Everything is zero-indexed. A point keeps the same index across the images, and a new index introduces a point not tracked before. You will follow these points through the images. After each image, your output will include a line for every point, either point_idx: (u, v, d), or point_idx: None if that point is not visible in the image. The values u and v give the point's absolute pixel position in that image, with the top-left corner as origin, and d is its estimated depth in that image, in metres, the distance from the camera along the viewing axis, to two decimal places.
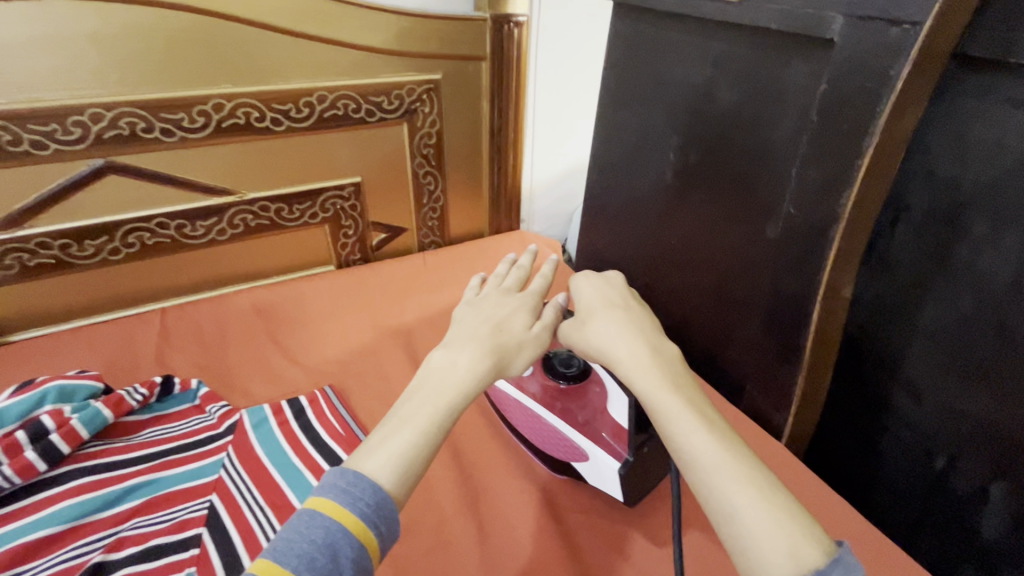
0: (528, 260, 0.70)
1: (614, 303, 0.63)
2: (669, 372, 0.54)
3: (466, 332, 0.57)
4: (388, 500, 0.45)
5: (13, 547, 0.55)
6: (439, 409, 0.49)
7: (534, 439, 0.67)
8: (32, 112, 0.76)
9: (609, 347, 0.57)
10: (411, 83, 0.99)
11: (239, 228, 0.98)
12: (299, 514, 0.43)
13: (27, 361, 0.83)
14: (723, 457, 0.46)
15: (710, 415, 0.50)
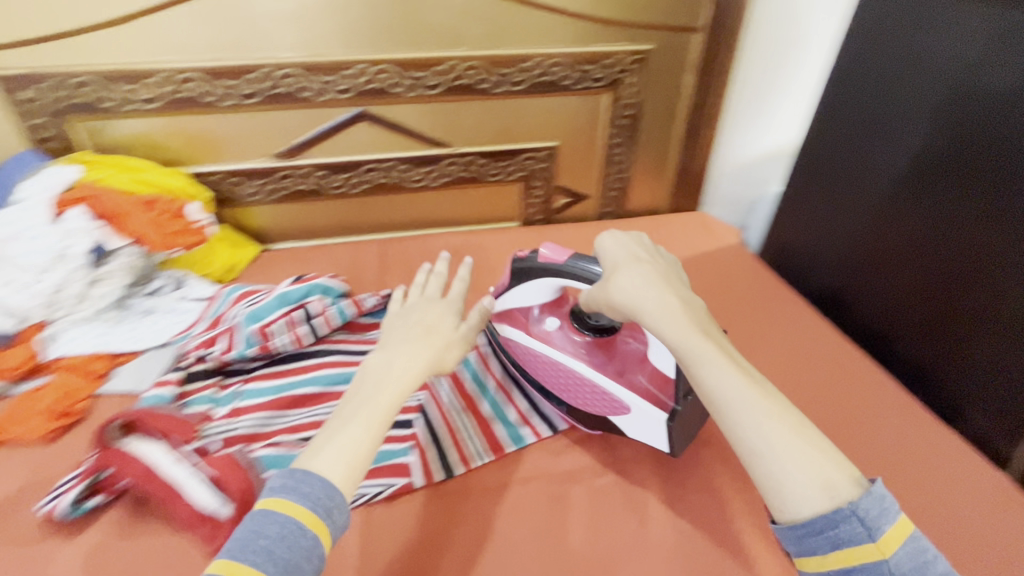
0: (444, 267, 0.74)
1: (632, 249, 0.62)
2: (699, 321, 0.55)
3: (398, 336, 0.60)
4: (336, 492, 0.49)
5: (289, 396, 0.74)
6: (379, 404, 0.54)
7: (571, 397, 0.70)
8: (318, 65, 0.93)
9: (648, 296, 0.56)
10: (622, 53, 1.01)
11: (448, 177, 1.11)
12: (256, 514, 0.47)
13: (287, 266, 1.05)
14: (768, 405, 0.50)
15: (746, 366, 0.53)
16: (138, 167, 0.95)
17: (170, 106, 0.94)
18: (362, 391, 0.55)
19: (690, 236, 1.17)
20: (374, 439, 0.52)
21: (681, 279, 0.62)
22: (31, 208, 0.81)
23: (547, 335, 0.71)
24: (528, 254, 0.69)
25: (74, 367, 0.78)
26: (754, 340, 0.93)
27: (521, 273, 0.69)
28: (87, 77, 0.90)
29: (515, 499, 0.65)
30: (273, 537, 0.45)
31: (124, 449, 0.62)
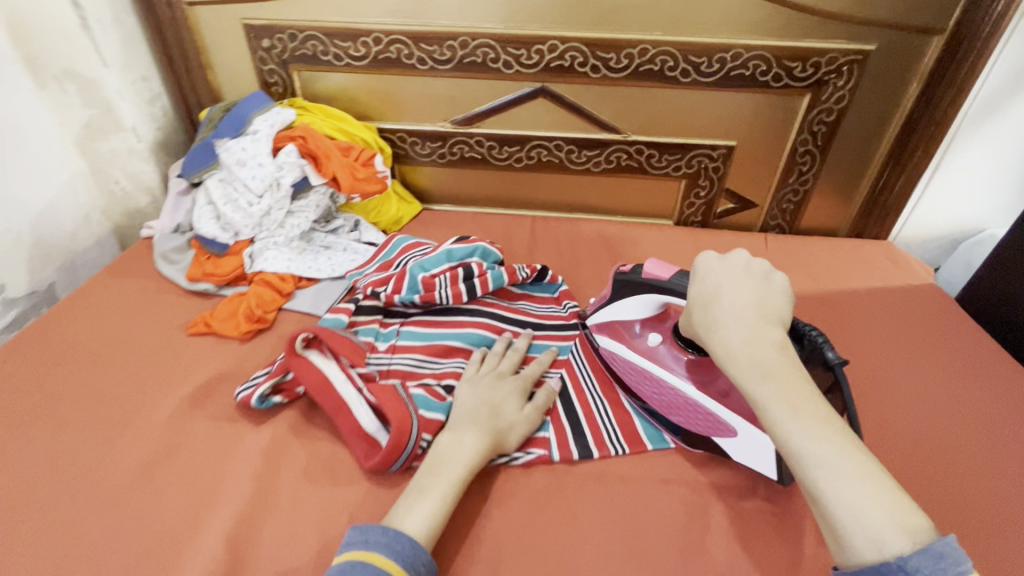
0: (517, 340, 0.77)
1: (727, 277, 0.57)
2: (772, 355, 0.51)
3: (466, 414, 0.65)
4: (422, 550, 0.53)
5: (441, 345, 0.77)
6: (449, 482, 0.59)
7: (672, 414, 0.66)
8: (514, 37, 0.96)
9: (714, 338, 0.54)
10: (836, 52, 0.91)
11: (612, 164, 1.09)
12: (354, 564, 0.51)
13: (445, 226, 1.11)
14: (827, 452, 0.45)
15: (809, 404, 0.48)
16: (341, 118, 1.05)
17: (375, 64, 1.03)
18: (435, 465, 0.60)
19: (871, 266, 1.04)
20: (444, 504, 0.57)
21: (774, 306, 0.55)
22: (261, 140, 0.92)
23: (647, 350, 0.68)
24: (632, 268, 0.68)
25: (269, 283, 0.89)
26: (942, 397, 0.81)
27: (621, 285, 0.69)
28: (313, 32, 1.01)
29: (649, 500, 0.63)
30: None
31: (307, 360, 0.69)
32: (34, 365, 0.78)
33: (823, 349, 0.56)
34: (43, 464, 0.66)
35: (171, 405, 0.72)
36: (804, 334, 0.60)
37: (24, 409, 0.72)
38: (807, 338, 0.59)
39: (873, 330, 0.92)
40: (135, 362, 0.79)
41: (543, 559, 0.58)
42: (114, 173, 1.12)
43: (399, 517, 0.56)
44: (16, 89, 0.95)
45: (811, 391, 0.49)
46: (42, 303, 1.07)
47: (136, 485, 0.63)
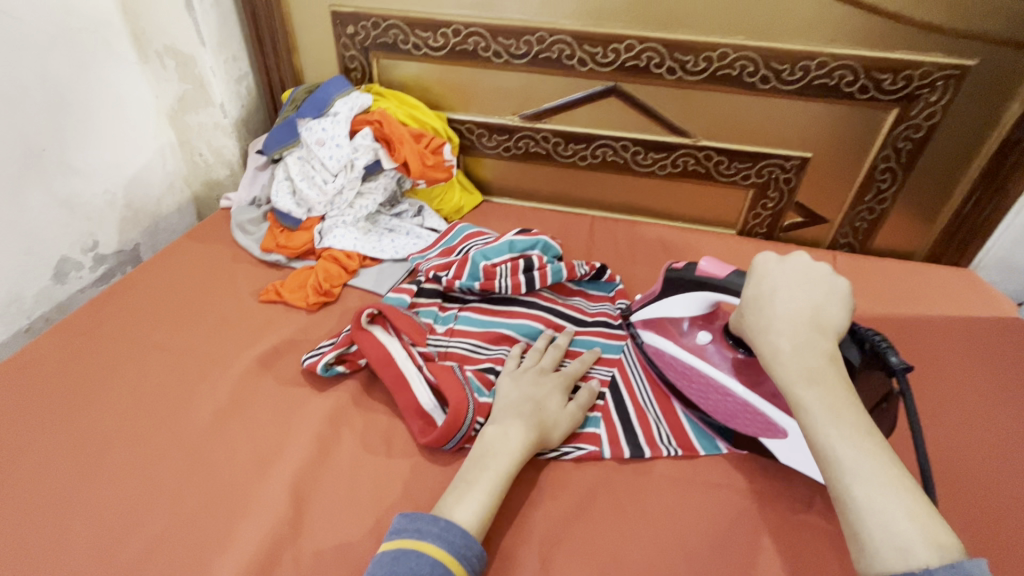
0: (561, 339, 0.77)
1: (783, 279, 0.57)
2: (816, 362, 0.51)
3: (511, 408, 0.64)
4: (474, 540, 0.52)
5: (497, 333, 0.79)
6: (499, 472, 0.57)
7: (712, 409, 0.67)
8: (591, 35, 0.96)
9: (763, 336, 0.55)
10: (932, 66, 0.87)
11: (678, 168, 1.07)
12: (405, 551, 0.50)
13: (505, 218, 1.13)
14: (864, 461, 0.46)
15: (852, 414, 0.49)
16: (414, 105, 1.08)
17: (451, 55, 1.05)
18: (482, 458, 0.59)
19: (948, 293, 0.99)
20: (492, 498, 0.56)
21: (829, 316, 0.55)
22: (340, 122, 0.96)
23: (696, 347, 0.67)
24: (686, 264, 0.66)
25: (335, 259, 0.93)
26: (1022, 434, 0.76)
27: (671, 281, 0.68)
28: (396, 21, 1.05)
29: (698, 506, 0.62)
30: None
31: (371, 334, 0.73)
32: (122, 317, 0.84)
33: (887, 355, 0.54)
34: (127, 407, 0.71)
35: (242, 366, 0.76)
36: (865, 337, 0.57)
37: (113, 356, 0.78)
38: (871, 343, 0.56)
39: (947, 359, 0.87)
40: (211, 322, 0.84)
41: (591, 550, 0.58)
42: (199, 145, 1.20)
43: (449, 506, 0.54)
44: (123, 61, 1.05)
45: (853, 401, 0.50)
46: (127, 261, 1.15)
47: (209, 436, 0.67)
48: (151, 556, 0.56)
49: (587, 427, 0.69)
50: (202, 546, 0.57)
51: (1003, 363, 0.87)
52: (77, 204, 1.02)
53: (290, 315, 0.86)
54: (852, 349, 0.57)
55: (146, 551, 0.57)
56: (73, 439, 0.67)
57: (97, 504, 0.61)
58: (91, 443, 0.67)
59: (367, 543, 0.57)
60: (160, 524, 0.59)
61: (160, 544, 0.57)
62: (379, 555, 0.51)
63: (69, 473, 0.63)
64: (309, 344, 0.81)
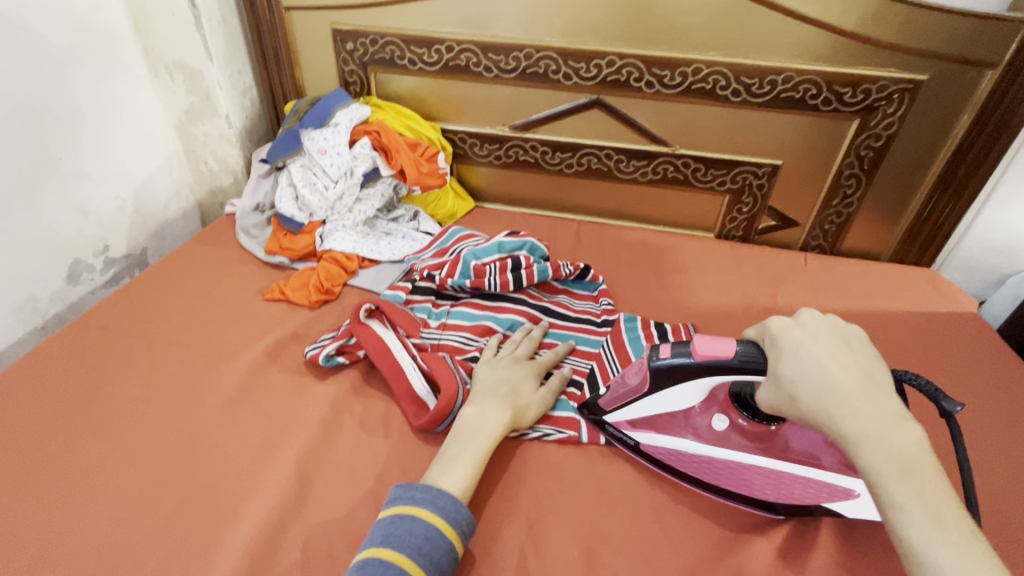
0: (534, 331, 0.83)
1: (824, 348, 0.53)
2: (893, 447, 0.47)
3: (487, 391, 0.70)
4: (462, 505, 0.57)
5: (486, 327, 0.85)
6: (478, 447, 0.63)
7: (760, 492, 0.63)
8: (575, 52, 1.03)
9: (830, 417, 0.50)
10: (888, 80, 0.94)
11: (658, 175, 1.14)
12: (402, 516, 0.55)
13: (496, 223, 1.19)
14: (969, 565, 0.42)
15: (946, 509, 0.45)
16: (410, 117, 1.15)
17: (445, 70, 1.12)
18: (463, 434, 0.64)
19: (911, 290, 1.06)
20: (475, 470, 0.61)
21: (879, 381, 0.52)
22: (340, 132, 1.02)
23: (716, 436, 0.65)
24: (673, 350, 0.61)
25: (336, 260, 0.99)
26: (971, 419, 0.83)
27: (667, 372, 0.61)
28: (393, 37, 1.11)
29: (671, 481, 0.68)
30: (421, 537, 0.53)
31: (369, 328, 0.79)
32: (135, 315, 0.89)
33: (941, 401, 0.55)
34: (142, 396, 0.76)
35: (249, 358, 0.81)
36: (906, 381, 0.56)
37: (127, 350, 0.83)
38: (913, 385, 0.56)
39: (907, 351, 0.93)
40: (219, 319, 0.89)
41: (572, 521, 0.64)
42: (204, 154, 1.26)
43: (436, 477, 0.60)
44: (135, 75, 1.12)
45: (949, 493, 0.46)
46: (135, 265, 1.20)
47: (219, 422, 0.72)
48: (169, 528, 0.61)
49: (564, 411, 0.75)
50: (215, 520, 0.62)
51: (959, 354, 0.93)
52: (90, 209, 1.07)
53: (293, 312, 0.92)
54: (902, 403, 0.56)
55: (163, 524, 0.62)
56: (92, 425, 0.72)
57: (117, 482, 0.66)
58: (109, 429, 0.72)
59: (367, 515, 0.62)
60: (176, 500, 0.64)
61: (176, 517, 0.62)
62: (379, 521, 0.56)
63: (90, 455, 0.69)
64: (311, 338, 0.86)
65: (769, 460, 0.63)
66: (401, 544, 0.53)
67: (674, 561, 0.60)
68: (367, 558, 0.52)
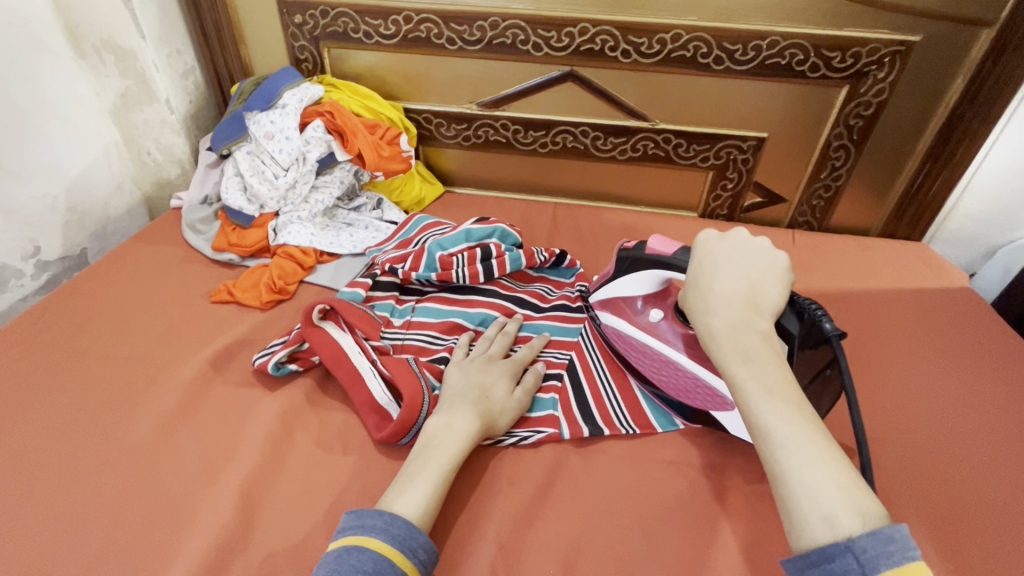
0: (512, 326, 0.76)
1: (723, 256, 0.58)
2: (745, 336, 0.52)
3: (455, 396, 0.63)
4: (422, 532, 0.51)
5: (454, 322, 0.78)
6: (443, 463, 0.56)
7: (667, 385, 0.67)
8: (544, 20, 0.95)
9: (699, 315, 0.56)
10: (878, 43, 0.88)
11: (638, 152, 1.07)
12: (347, 549, 0.48)
13: (467, 209, 1.11)
14: (800, 435, 0.46)
15: (786, 389, 0.49)
16: (368, 95, 1.06)
17: (404, 43, 1.03)
18: (426, 449, 0.58)
19: (903, 266, 1.01)
20: (437, 490, 0.55)
21: (766, 292, 0.56)
22: (289, 114, 0.92)
23: (649, 326, 0.67)
24: (636, 244, 0.67)
25: (291, 256, 0.91)
26: (969, 401, 0.78)
27: (624, 260, 0.67)
28: (345, 8, 1.02)
29: (657, 484, 0.63)
30: (368, 571, 0.46)
31: (324, 330, 0.71)
32: (64, 324, 0.80)
33: (822, 322, 0.54)
34: (70, 417, 0.68)
35: (192, 368, 0.73)
36: (804, 308, 0.57)
37: (53, 365, 0.74)
38: (807, 314, 0.56)
39: (901, 330, 0.89)
40: (159, 326, 0.81)
41: (552, 537, 0.58)
42: (146, 144, 1.16)
43: (391, 501, 0.53)
44: (57, 56, 0.99)
45: (788, 378, 0.50)
46: (73, 267, 1.10)
47: (156, 443, 0.65)
48: (96, 568, 0.54)
49: (540, 410, 0.68)
50: (148, 558, 0.55)
51: (956, 331, 0.89)
52: (14, 209, 0.97)
53: (243, 315, 0.83)
54: (791, 319, 0.57)
55: (89, 565, 0.54)
56: (11, 453, 0.64)
57: (35, 519, 0.58)
58: (30, 456, 0.63)
59: (322, 544, 0.56)
60: (104, 536, 0.56)
61: (104, 556, 0.55)
62: (326, 555, 0.49)
63: (7, 488, 0.61)
64: (264, 343, 0.79)
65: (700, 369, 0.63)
66: None
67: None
68: None
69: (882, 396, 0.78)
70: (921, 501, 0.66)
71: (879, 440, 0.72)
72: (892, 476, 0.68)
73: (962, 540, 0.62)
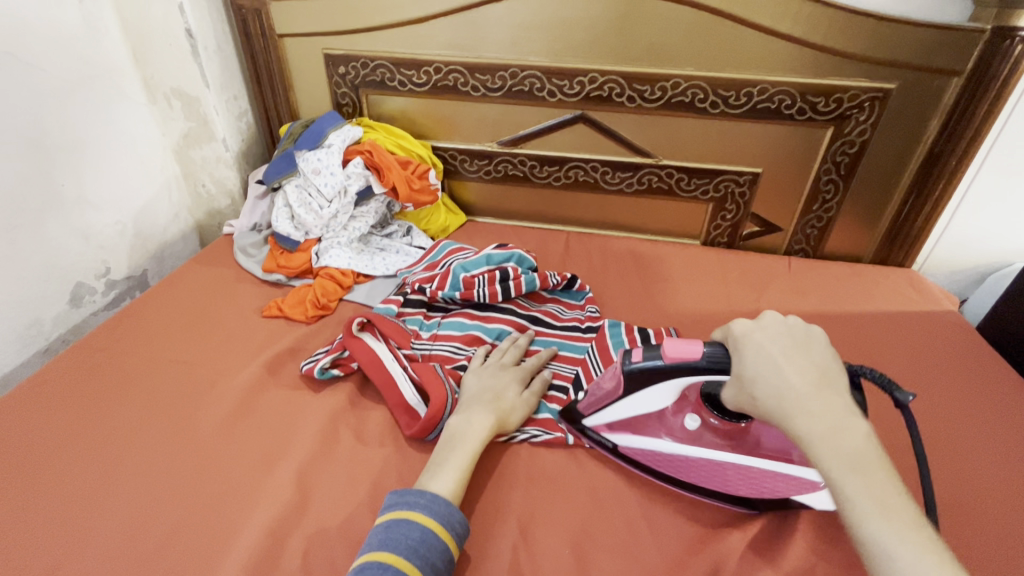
0: (523, 339, 0.85)
1: (785, 347, 0.55)
2: (850, 448, 0.48)
3: (471, 398, 0.72)
4: (456, 507, 0.60)
5: (475, 335, 0.87)
6: (465, 453, 0.65)
7: (727, 488, 0.66)
8: (558, 70, 1.07)
9: (789, 421, 0.51)
10: (858, 89, 0.98)
11: (643, 185, 1.17)
12: (397, 520, 0.57)
13: (488, 236, 1.22)
14: (932, 568, 0.43)
15: (899, 505, 0.46)
16: (400, 135, 1.19)
17: (434, 90, 1.16)
18: (450, 441, 0.67)
19: (892, 290, 1.09)
20: (462, 474, 0.63)
21: (834, 381, 0.54)
22: (333, 152, 1.05)
23: (687, 434, 0.67)
24: (644, 355, 0.63)
25: (331, 277, 1.02)
26: (948, 415, 0.85)
27: (633, 377, 0.64)
28: (383, 61, 1.16)
29: (657, 480, 0.71)
30: (416, 539, 0.55)
31: (361, 341, 0.81)
32: (137, 335, 0.92)
33: (892, 391, 0.55)
34: (144, 414, 0.78)
35: (248, 373, 0.84)
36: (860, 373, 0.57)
37: (129, 370, 0.85)
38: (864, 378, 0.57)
39: (888, 350, 0.96)
40: (217, 336, 0.92)
41: (563, 522, 0.66)
42: (202, 177, 1.30)
43: (426, 482, 0.62)
44: (134, 103, 1.14)
45: (896, 489, 0.47)
46: (135, 287, 1.23)
47: (219, 436, 0.75)
48: (172, 539, 0.63)
49: (546, 413, 0.77)
50: (217, 531, 0.64)
51: (940, 351, 0.96)
52: (91, 234, 1.10)
53: (290, 328, 0.94)
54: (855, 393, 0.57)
55: (167, 536, 0.64)
56: (97, 443, 0.74)
57: (120, 497, 0.68)
58: (114, 446, 0.74)
59: (365, 523, 0.64)
60: (177, 513, 0.66)
61: (179, 529, 0.64)
62: (375, 527, 0.58)
63: (95, 472, 0.71)
64: (308, 353, 0.89)
65: (740, 455, 0.65)
66: (397, 546, 0.55)
67: (662, 557, 0.62)
68: (366, 561, 0.53)
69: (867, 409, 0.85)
70: None
71: None
72: None
73: None
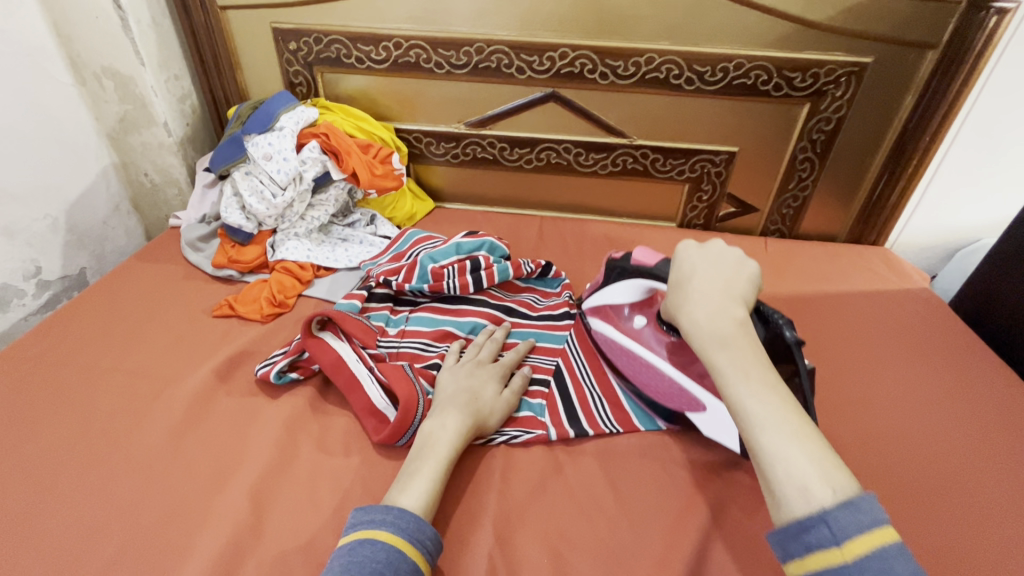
0: (501, 333, 0.80)
1: (702, 260, 0.61)
2: (724, 330, 0.55)
3: (446, 397, 0.68)
4: (427, 523, 0.55)
5: (445, 330, 0.82)
6: (439, 460, 0.61)
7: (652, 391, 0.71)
8: (526, 44, 1.01)
9: (681, 310, 0.58)
10: (834, 64, 0.95)
11: (618, 167, 1.13)
12: (361, 540, 0.52)
13: (457, 223, 1.16)
14: (775, 412, 0.50)
15: (761, 372, 0.52)
16: (360, 117, 1.11)
17: (394, 68, 1.09)
18: (422, 449, 0.62)
19: (867, 269, 1.08)
20: (436, 484, 0.59)
21: (739, 289, 0.59)
22: (286, 136, 0.96)
23: (632, 331, 0.71)
24: (624, 255, 0.72)
25: (289, 270, 0.95)
26: (926, 393, 0.85)
27: (614, 270, 0.73)
28: (337, 36, 1.07)
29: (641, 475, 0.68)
30: (382, 560, 0.50)
31: (322, 341, 0.75)
32: (71, 341, 0.83)
33: (782, 330, 0.58)
34: (80, 429, 0.71)
35: (197, 379, 0.77)
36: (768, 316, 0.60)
37: (61, 381, 0.77)
38: (771, 321, 0.59)
39: (866, 330, 0.95)
40: (163, 340, 0.84)
41: (544, 526, 0.62)
42: (143, 165, 1.18)
43: (395, 497, 0.57)
44: (59, 83, 1.03)
45: (764, 364, 0.53)
46: (72, 287, 1.13)
47: (164, 451, 0.68)
48: (112, 569, 0.57)
49: (526, 411, 0.73)
50: (164, 557, 0.58)
51: (917, 328, 0.96)
52: (15, 231, 0.99)
53: (244, 328, 0.87)
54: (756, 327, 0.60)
55: (106, 565, 0.57)
56: (24, 464, 0.66)
57: (51, 524, 0.61)
58: (44, 466, 0.66)
59: (330, 540, 0.59)
60: (116, 539, 0.59)
61: (120, 556, 0.58)
62: (339, 549, 0.53)
63: (20, 497, 0.63)
64: (265, 354, 0.82)
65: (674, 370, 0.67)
66: (362, 571, 0.49)
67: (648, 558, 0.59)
68: None
69: (847, 390, 0.84)
70: (882, 482, 0.71)
71: (842, 429, 0.78)
72: (854, 460, 0.74)
73: (916, 515, 0.67)
